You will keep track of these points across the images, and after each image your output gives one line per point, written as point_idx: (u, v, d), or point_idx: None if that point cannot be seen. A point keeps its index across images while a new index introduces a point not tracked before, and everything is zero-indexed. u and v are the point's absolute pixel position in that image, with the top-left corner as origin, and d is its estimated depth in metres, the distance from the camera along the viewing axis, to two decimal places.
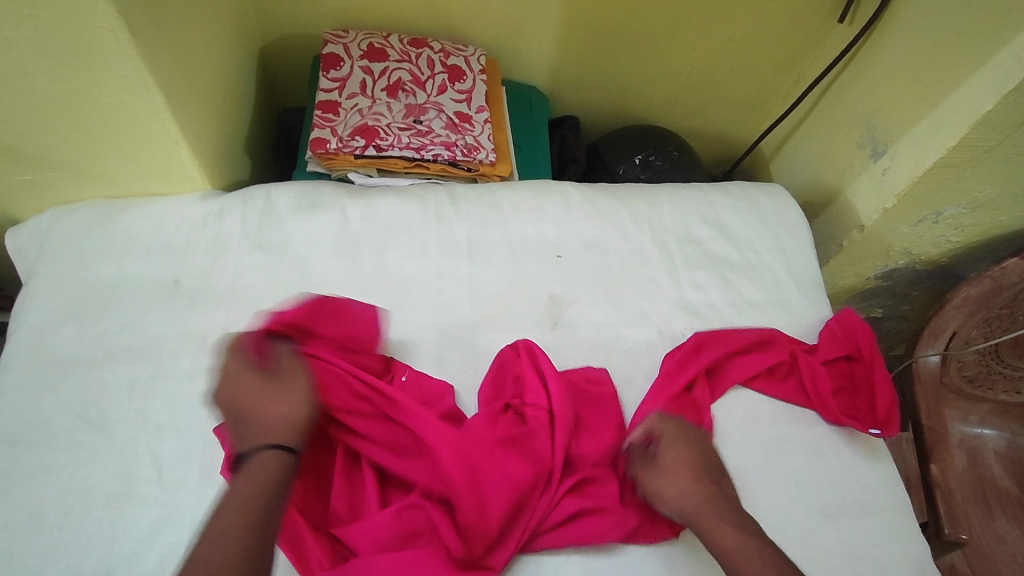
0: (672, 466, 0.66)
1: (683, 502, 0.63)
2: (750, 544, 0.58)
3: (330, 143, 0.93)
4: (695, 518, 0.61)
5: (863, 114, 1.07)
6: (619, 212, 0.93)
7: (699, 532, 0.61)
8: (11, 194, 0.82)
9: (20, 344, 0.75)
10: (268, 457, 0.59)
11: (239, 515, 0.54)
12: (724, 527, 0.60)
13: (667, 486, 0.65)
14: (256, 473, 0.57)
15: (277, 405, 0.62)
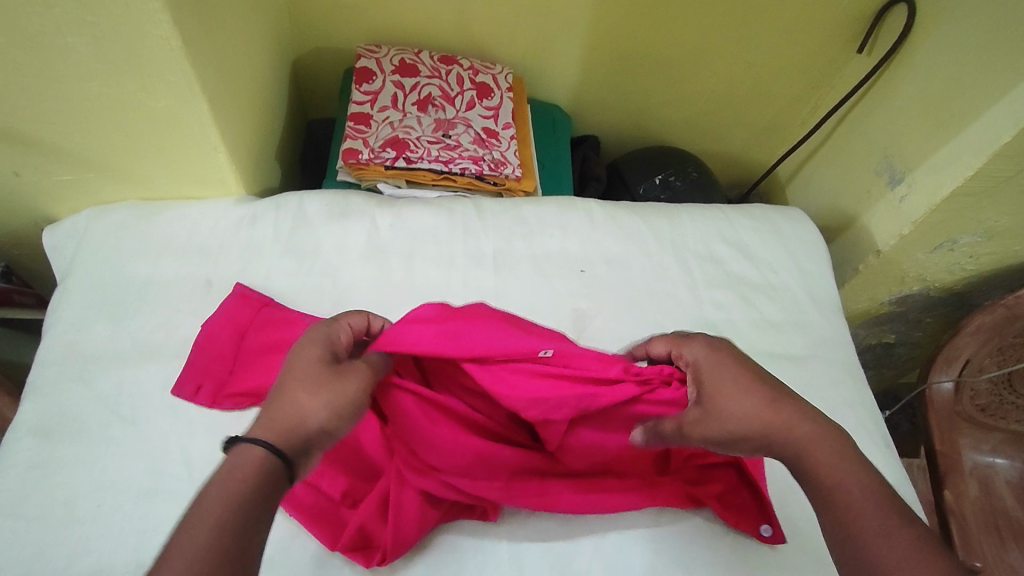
0: (748, 382, 0.60)
1: (772, 423, 0.58)
2: (858, 472, 0.55)
3: (361, 154, 0.95)
4: (802, 437, 0.57)
5: (882, 141, 1.09)
6: (642, 229, 0.95)
7: (801, 452, 0.57)
8: (52, 192, 0.85)
9: (56, 338, 0.77)
10: (271, 463, 0.49)
11: (227, 530, 0.44)
12: (828, 447, 0.56)
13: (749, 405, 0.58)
14: (248, 468, 0.47)
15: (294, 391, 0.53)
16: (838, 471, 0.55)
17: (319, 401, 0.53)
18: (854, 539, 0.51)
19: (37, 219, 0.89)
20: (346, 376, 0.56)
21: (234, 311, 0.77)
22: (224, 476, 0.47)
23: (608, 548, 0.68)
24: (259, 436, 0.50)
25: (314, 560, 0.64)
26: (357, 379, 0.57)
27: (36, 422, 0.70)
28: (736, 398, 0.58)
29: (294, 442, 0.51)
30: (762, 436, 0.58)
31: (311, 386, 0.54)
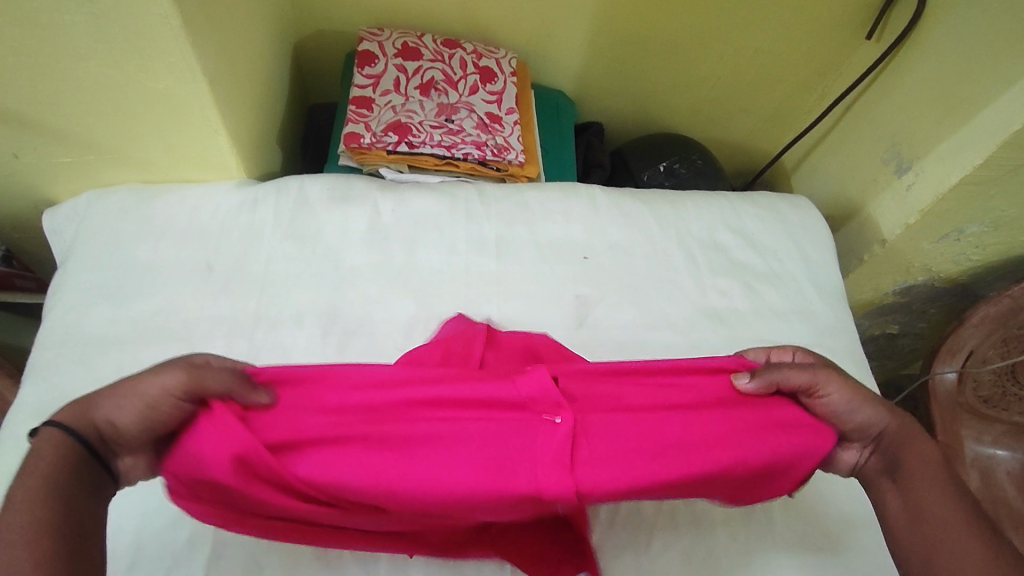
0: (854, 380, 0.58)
1: (881, 416, 0.56)
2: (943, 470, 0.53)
3: (363, 138, 0.94)
4: (900, 431, 0.56)
5: (890, 129, 1.08)
6: (646, 216, 0.94)
7: (896, 446, 0.56)
8: (52, 174, 0.84)
9: (56, 322, 0.76)
10: (74, 444, 0.46)
11: (33, 509, 0.42)
12: (922, 446, 0.55)
13: (868, 401, 0.56)
14: (52, 450, 0.45)
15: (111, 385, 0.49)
16: (928, 466, 0.54)
17: (116, 399, 0.47)
18: (932, 534, 0.50)
19: (37, 201, 0.88)
20: (153, 377, 0.47)
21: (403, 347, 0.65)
22: (21, 466, 0.44)
23: (611, 547, 0.67)
24: (59, 423, 0.46)
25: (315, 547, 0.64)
26: (156, 381, 0.47)
27: (36, 405, 0.70)
28: (857, 396, 0.56)
29: (93, 426, 0.47)
30: (869, 428, 0.56)
31: (122, 380, 0.48)
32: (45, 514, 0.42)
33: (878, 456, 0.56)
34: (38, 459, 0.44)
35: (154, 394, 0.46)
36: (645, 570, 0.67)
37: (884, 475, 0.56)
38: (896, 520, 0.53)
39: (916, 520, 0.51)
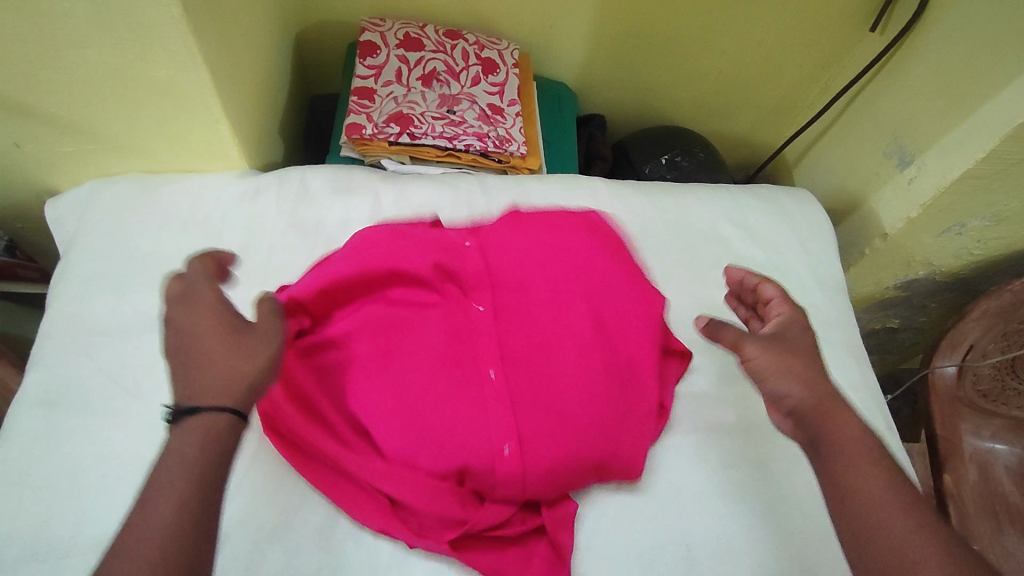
0: (795, 350, 0.62)
1: (801, 389, 0.60)
2: (873, 455, 0.56)
3: (365, 129, 0.94)
4: (815, 408, 0.59)
5: (893, 122, 1.08)
6: (648, 209, 0.95)
7: (817, 422, 0.58)
8: (54, 164, 0.84)
9: (59, 311, 0.77)
10: (230, 420, 0.50)
11: (195, 487, 0.46)
12: (841, 424, 0.58)
13: (790, 371, 0.61)
14: (211, 432, 0.49)
15: (238, 358, 0.52)
16: (859, 451, 0.56)
17: (241, 357, 0.53)
18: (873, 519, 0.52)
19: (39, 191, 0.88)
20: (261, 339, 0.55)
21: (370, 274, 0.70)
22: (172, 448, 0.47)
23: (608, 533, 0.69)
24: (201, 403, 0.49)
25: (316, 534, 0.65)
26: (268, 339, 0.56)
27: (40, 394, 0.70)
28: (776, 363, 0.61)
29: (232, 395, 0.51)
30: (785, 400, 0.60)
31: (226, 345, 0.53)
32: (199, 493, 0.46)
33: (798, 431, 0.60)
34: (189, 440, 0.48)
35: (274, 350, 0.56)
36: (645, 558, 0.68)
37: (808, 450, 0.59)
38: (832, 498, 0.55)
39: (860, 511, 0.53)
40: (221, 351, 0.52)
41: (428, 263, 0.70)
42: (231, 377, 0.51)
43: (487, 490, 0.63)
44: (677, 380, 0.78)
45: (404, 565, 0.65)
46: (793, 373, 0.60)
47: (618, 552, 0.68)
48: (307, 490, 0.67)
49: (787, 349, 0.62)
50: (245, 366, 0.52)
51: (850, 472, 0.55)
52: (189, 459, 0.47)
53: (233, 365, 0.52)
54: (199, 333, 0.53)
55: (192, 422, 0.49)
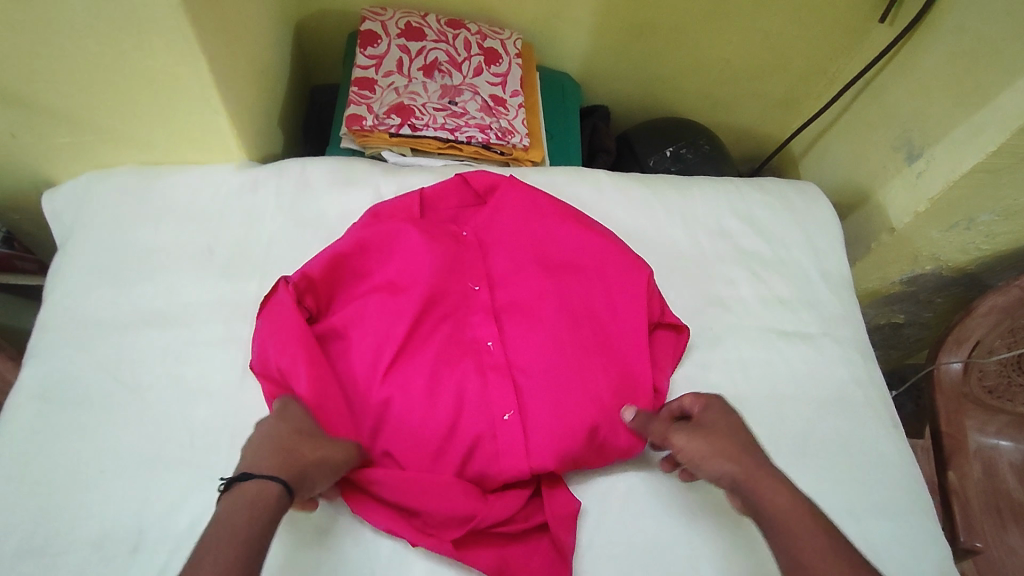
0: (721, 430, 0.64)
1: (729, 466, 0.60)
2: (805, 517, 0.55)
3: (366, 120, 0.93)
4: (747, 478, 0.59)
5: (901, 115, 1.06)
6: (652, 202, 0.93)
7: (749, 494, 0.59)
8: (50, 155, 0.83)
9: (56, 304, 0.76)
10: (282, 493, 0.52)
11: (242, 549, 0.47)
12: (775, 491, 0.58)
13: (715, 452, 0.62)
14: (261, 500, 0.50)
15: (307, 447, 0.57)
16: (791, 515, 0.55)
17: (318, 446, 0.57)
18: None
19: (36, 182, 0.87)
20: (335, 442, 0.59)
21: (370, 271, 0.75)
22: (231, 510, 0.49)
23: (610, 526, 0.69)
24: (258, 471, 0.53)
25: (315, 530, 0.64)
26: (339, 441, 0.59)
27: (37, 388, 0.69)
28: (703, 446, 0.63)
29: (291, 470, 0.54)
30: (722, 479, 0.61)
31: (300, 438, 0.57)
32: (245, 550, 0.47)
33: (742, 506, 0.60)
34: (244, 502, 0.50)
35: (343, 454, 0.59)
36: (647, 556, 0.68)
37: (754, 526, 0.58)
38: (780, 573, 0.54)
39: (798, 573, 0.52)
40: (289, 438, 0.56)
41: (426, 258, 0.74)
42: (292, 456, 0.55)
43: (488, 470, 0.65)
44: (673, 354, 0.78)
45: (404, 561, 0.64)
46: (719, 449, 0.62)
47: (622, 547, 0.68)
48: None
49: (711, 433, 0.64)
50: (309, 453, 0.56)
51: (783, 535, 0.55)
52: (238, 524, 0.48)
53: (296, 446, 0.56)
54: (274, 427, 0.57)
55: (250, 486, 0.51)
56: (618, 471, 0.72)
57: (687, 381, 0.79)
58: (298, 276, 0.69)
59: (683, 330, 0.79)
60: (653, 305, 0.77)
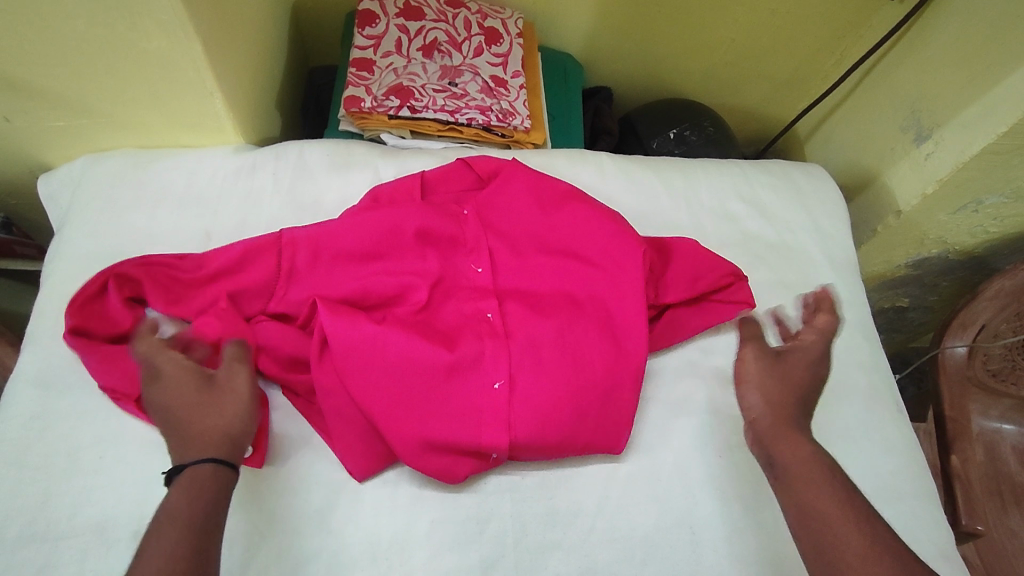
0: (783, 369, 0.66)
1: (774, 402, 0.63)
2: (817, 471, 0.58)
3: (364, 102, 0.91)
4: (774, 425, 0.62)
5: (909, 95, 1.04)
6: (655, 184, 0.92)
7: (772, 437, 0.61)
8: (44, 138, 0.82)
9: (54, 289, 0.75)
10: (212, 468, 0.55)
11: (189, 524, 0.51)
12: (797, 443, 0.60)
13: (768, 383, 0.64)
14: (194, 482, 0.53)
15: (214, 415, 0.59)
16: (808, 460, 0.59)
17: (212, 415, 0.59)
18: (806, 521, 0.56)
19: (31, 166, 0.86)
20: (230, 386, 0.61)
21: (355, 235, 0.72)
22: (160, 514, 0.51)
23: (610, 513, 0.69)
24: (183, 462, 0.55)
25: (316, 515, 0.64)
26: (237, 382, 0.62)
27: (35, 374, 0.69)
28: (760, 375, 0.65)
29: (214, 444, 0.57)
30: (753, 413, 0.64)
31: (207, 404, 0.59)
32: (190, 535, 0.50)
33: (757, 444, 0.62)
34: (177, 498, 0.52)
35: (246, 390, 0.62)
36: (648, 540, 0.68)
37: (766, 466, 0.61)
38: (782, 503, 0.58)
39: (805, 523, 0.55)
40: (196, 407, 0.59)
41: (412, 233, 0.74)
42: (207, 429, 0.58)
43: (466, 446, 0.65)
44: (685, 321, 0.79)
45: (405, 544, 0.64)
46: (770, 392, 0.64)
47: (622, 533, 0.68)
48: (309, 467, 0.67)
49: (777, 366, 0.66)
50: (219, 416, 0.59)
51: (793, 487, 0.58)
52: (176, 508, 0.51)
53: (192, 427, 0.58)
54: (178, 400, 0.59)
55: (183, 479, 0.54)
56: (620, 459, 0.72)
57: (689, 366, 0.79)
58: (285, 236, 0.72)
59: (739, 277, 0.80)
60: (648, 288, 0.77)
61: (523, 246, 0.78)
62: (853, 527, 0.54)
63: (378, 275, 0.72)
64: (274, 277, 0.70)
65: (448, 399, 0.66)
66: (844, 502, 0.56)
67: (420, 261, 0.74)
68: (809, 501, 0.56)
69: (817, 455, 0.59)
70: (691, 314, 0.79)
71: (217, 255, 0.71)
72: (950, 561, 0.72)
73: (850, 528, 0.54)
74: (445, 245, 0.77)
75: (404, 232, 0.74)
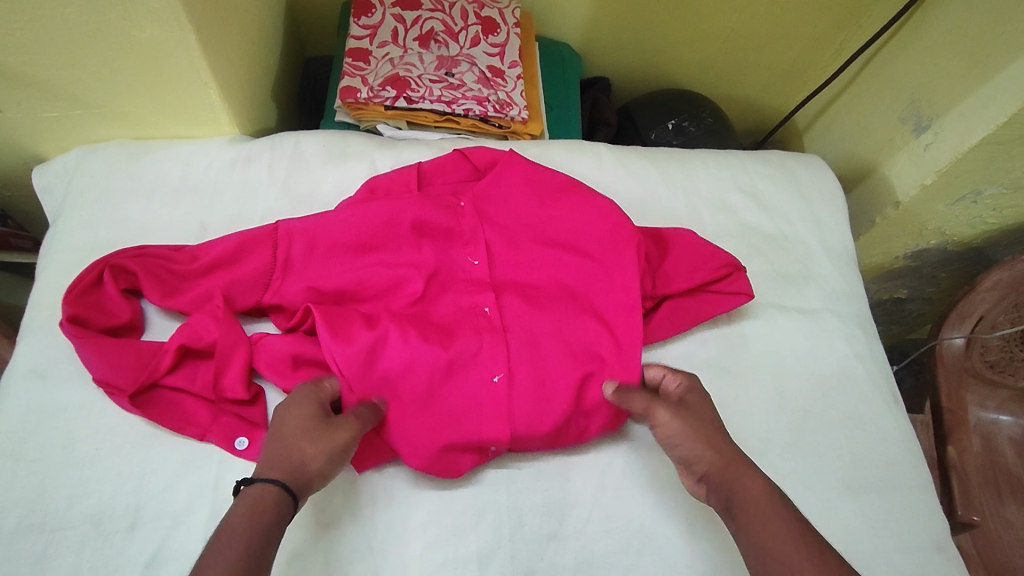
0: (699, 413, 0.62)
1: (704, 451, 0.58)
2: (770, 504, 0.54)
3: (360, 92, 0.90)
4: (723, 467, 0.57)
5: (909, 85, 1.03)
6: (653, 175, 0.91)
7: (722, 481, 0.57)
8: (38, 129, 0.81)
9: (49, 281, 0.75)
10: (278, 494, 0.51)
11: (246, 548, 0.47)
12: (748, 480, 0.56)
13: (693, 433, 0.60)
14: (260, 503, 0.50)
15: (311, 442, 0.56)
16: (757, 500, 0.54)
17: (312, 447, 0.55)
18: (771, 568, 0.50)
19: (26, 158, 0.86)
20: (338, 428, 0.58)
21: (350, 227, 0.72)
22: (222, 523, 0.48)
23: (605, 504, 0.69)
24: (260, 475, 0.52)
25: (313, 505, 0.64)
26: (339, 433, 0.57)
27: (31, 366, 0.69)
28: (679, 428, 0.60)
29: (293, 473, 0.53)
30: (693, 464, 0.59)
31: (311, 436, 0.56)
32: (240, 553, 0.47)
33: (712, 495, 0.57)
34: (242, 506, 0.50)
35: (344, 443, 0.57)
36: (644, 531, 0.68)
37: (724, 514, 0.56)
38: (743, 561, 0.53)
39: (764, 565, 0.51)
40: (299, 430, 0.56)
41: (406, 226, 0.74)
42: (292, 455, 0.54)
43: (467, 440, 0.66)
44: (687, 316, 0.79)
45: (401, 534, 0.65)
46: (696, 435, 0.59)
47: (618, 523, 0.68)
48: None
49: (692, 414, 0.61)
50: (310, 448, 0.55)
51: (745, 528, 0.53)
52: (237, 530, 0.48)
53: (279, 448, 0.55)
54: (292, 418, 0.57)
55: (255, 489, 0.51)
56: (616, 451, 0.72)
57: (684, 357, 0.79)
58: (281, 228, 0.71)
59: (736, 267, 0.79)
60: (646, 280, 0.76)
61: (520, 236, 0.77)
62: (816, 562, 0.50)
63: (374, 265, 0.72)
64: (268, 266, 0.70)
65: (449, 393, 0.66)
66: (802, 536, 0.51)
67: (415, 254, 0.74)
68: (774, 540, 0.51)
69: (766, 485, 0.56)
70: (688, 308, 0.79)
71: (210, 246, 0.71)
72: (945, 550, 0.72)
73: (818, 560, 0.50)
74: (440, 235, 0.76)
75: (398, 224, 0.74)
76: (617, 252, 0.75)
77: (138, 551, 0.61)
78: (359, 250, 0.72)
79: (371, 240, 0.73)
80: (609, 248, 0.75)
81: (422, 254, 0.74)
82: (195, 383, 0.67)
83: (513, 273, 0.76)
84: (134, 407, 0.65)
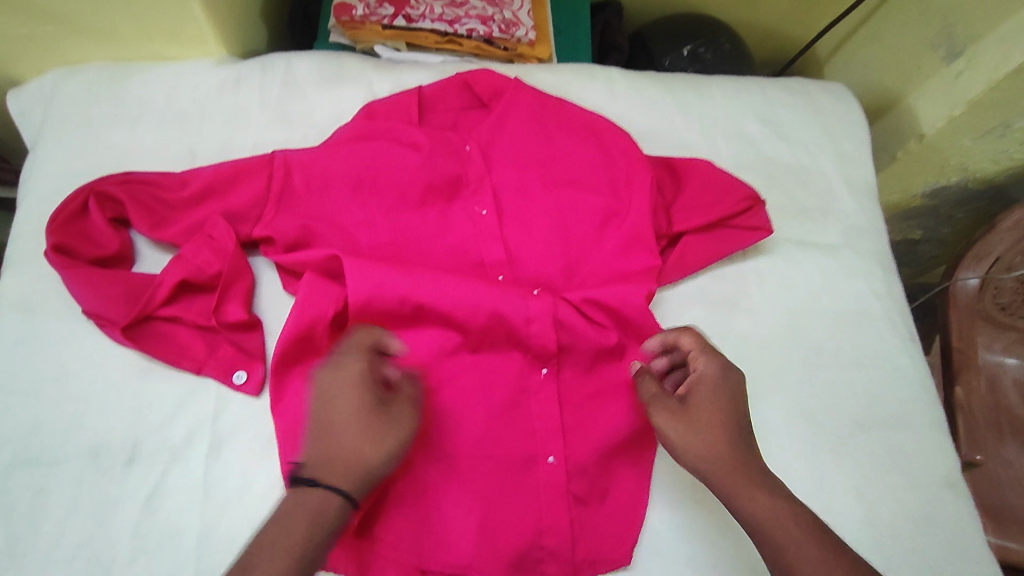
0: (704, 414, 0.56)
1: (708, 461, 0.54)
2: (790, 521, 0.51)
3: (355, 10, 0.84)
4: (727, 476, 0.53)
5: (942, 9, 0.97)
6: (668, 102, 0.86)
7: (727, 494, 0.53)
8: (10, 48, 0.75)
9: (32, 210, 0.71)
10: (341, 505, 0.47)
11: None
12: (759, 495, 0.52)
13: (696, 443, 0.55)
14: (321, 517, 0.46)
15: (368, 437, 0.50)
16: (771, 519, 0.51)
17: (370, 444, 0.50)
18: None
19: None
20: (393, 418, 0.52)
21: (348, 159, 0.68)
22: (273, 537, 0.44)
23: None
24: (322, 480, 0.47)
25: None
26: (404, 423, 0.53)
27: (18, 298, 0.66)
28: (680, 437, 0.56)
29: (361, 477, 0.49)
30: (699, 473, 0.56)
31: (371, 431, 0.50)
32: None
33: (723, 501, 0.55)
34: (301, 522, 0.45)
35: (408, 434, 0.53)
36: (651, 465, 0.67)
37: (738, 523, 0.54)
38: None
39: None
40: (354, 423, 0.50)
41: (408, 161, 0.70)
42: (354, 455, 0.49)
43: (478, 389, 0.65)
44: (704, 253, 0.75)
45: None
46: (701, 444, 0.55)
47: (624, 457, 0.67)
48: None
49: (694, 420, 0.56)
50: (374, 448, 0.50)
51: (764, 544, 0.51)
52: (295, 533, 0.45)
53: (375, 454, 0.50)
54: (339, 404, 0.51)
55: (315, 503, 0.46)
56: None
57: (697, 292, 0.76)
58: (279, 159, 0.67)
59: (757, 200, 0.75)
60: (661, 218, 0.73)
61: (528, 175, 0.73)
62: None
63: (373, 199, 0.69)
64: (262, 196, 0.66)
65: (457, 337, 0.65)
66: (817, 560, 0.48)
67: (418, 190, 0.70)
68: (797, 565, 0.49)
69: (778, 493, 0.52)
70: (705, 244, 0.75)
71: (200, 173, 0.67)
72: (955, 486, 0.71)
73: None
74: (444, 167, 0.71)
75: (401, 159, 0.70)
76: (628, 193, 0.73)
77: (137, 485, 0.60)
78: (358, 182, 0.68)
79: (371, 172, 0.69)
80: (619, 187, 0.74)
81: (426, 186, 0.70)
82: (191, 314, 0.64)
83: (520, 210, 0.72)
84: (127, 338, 0.63)
